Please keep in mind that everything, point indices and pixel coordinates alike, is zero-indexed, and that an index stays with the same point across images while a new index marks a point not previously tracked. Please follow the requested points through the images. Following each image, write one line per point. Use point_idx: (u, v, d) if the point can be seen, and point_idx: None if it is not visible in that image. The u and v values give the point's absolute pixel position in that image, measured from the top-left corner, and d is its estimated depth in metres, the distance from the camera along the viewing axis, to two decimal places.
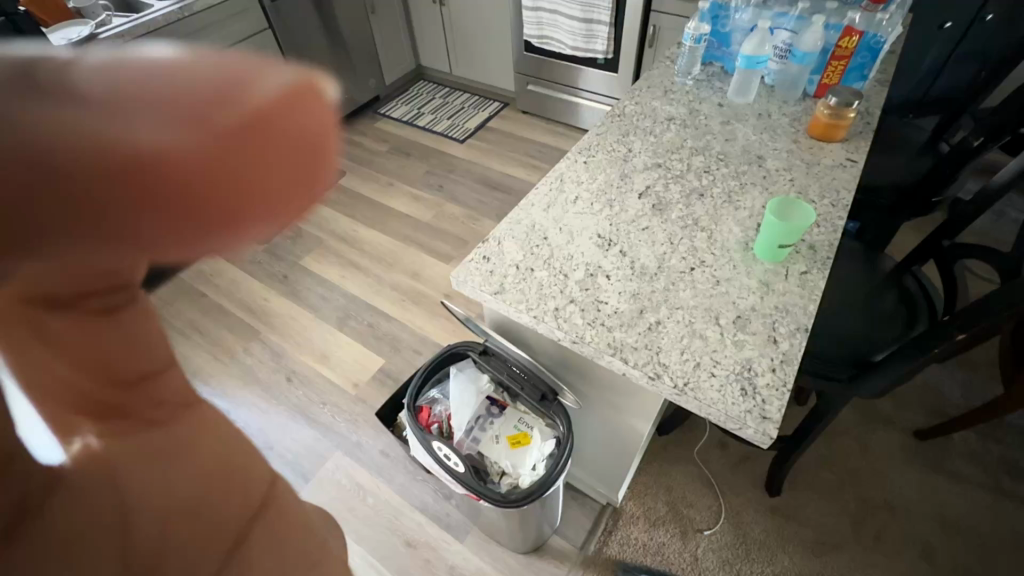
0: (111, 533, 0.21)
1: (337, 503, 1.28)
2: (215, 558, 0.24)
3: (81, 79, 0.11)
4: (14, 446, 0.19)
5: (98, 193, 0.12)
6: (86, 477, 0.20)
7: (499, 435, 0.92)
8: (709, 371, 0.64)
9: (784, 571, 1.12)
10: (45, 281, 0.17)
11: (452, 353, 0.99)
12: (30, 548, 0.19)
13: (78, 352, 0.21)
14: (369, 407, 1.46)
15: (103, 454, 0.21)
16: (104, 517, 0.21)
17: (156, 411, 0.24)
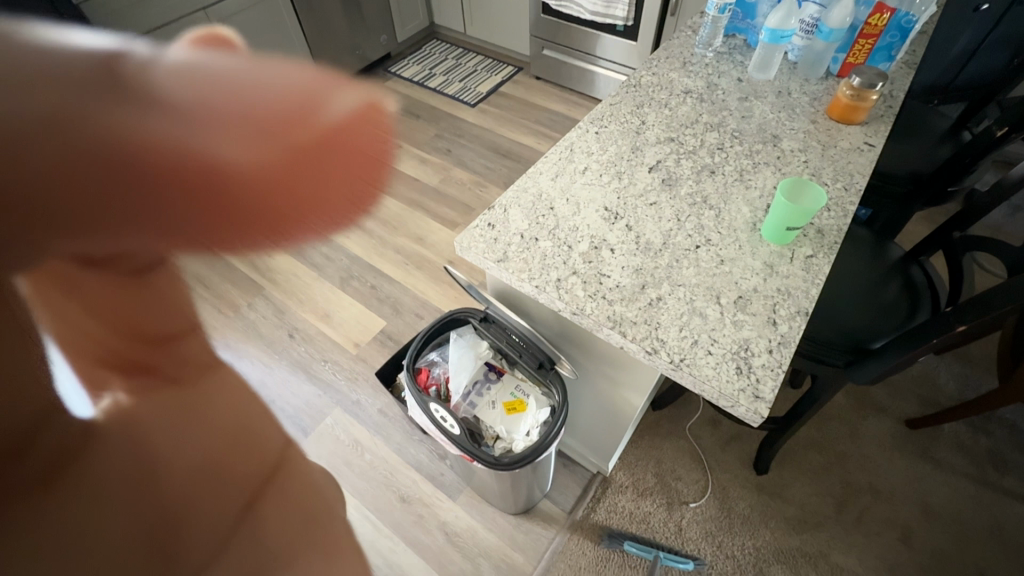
0: (138, 485, 0.23)
1: (335, 457, 1.32)
2: (230, 515, 0.25)
3: None
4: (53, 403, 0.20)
5: None
6: (113, 429, 0.22)
7: (495, 401, 0.93)
8: (706, 349, 0.64)
9: (765, 545, 1.16)
10: None
11: (453, 319, 1.01)
12: (67, 504, 0.19)
13: (111, 310, 0.22)
14: (370, 367, 1.49)
15: (131, 409, 0.23)
16: (132, 471, 0.23)
17: (180, 370, 0.25)
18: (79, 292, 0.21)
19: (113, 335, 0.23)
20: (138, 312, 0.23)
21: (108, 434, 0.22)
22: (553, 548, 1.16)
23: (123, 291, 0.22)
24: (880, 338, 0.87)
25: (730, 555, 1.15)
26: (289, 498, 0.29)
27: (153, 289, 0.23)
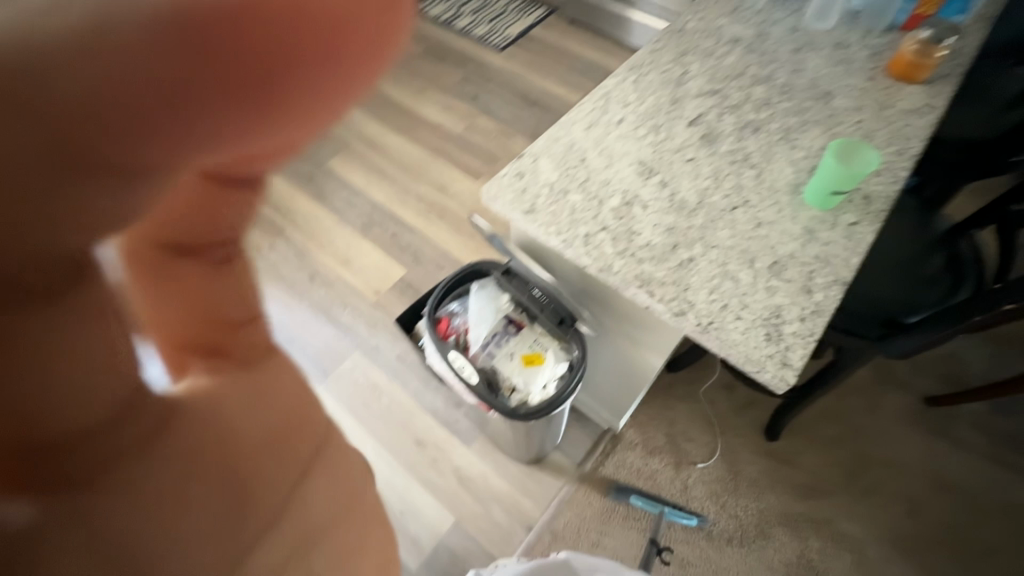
0: (209, 493, 0.16)
1: (354, 399, 1.37)
2: (288, 483, 0.18)
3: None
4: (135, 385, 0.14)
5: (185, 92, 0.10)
6: (195, 405, 0.15)
7: (514, 353, 0.94)
8: (736, 314, 0.63)
9: (770, 508, 1.18)
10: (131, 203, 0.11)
11: (476, 269, 1.00)
12: (131, 497, 0.14)
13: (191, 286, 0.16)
14: (389, 313, 1.51)
15: (210, 389, 0.16)
16: (199, 458, 0.15)
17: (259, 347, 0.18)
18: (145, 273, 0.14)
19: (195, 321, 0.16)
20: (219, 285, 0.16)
21: (185, 410, 0.15)
22: (561, 497, 1.20)
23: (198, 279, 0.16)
24: (914, 312, 0.84)
25: (733, 514, 1.18)
26: (341, 493, 0.20)
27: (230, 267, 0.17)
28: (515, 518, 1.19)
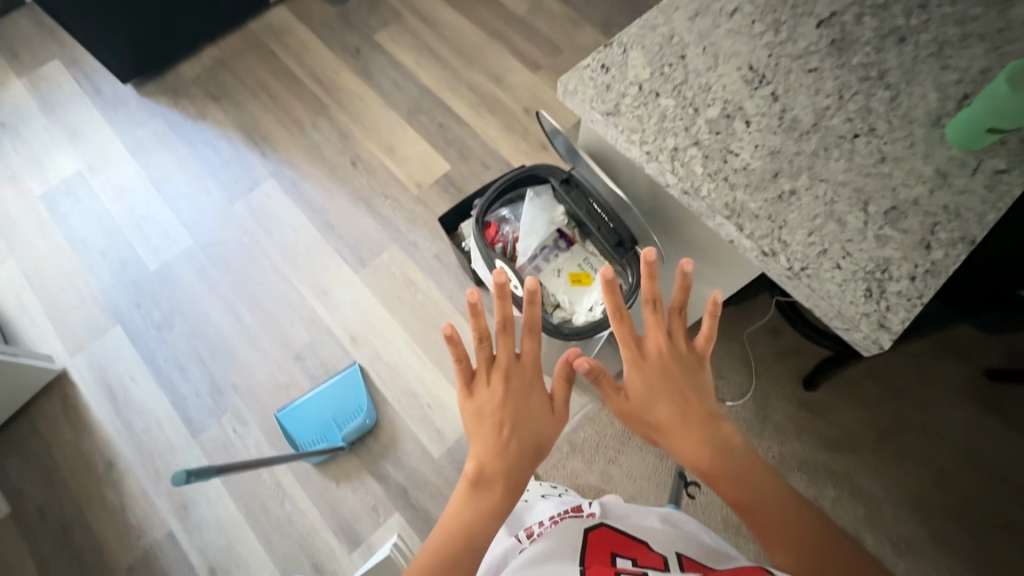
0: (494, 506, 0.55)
1: (389, 293, 1.38)
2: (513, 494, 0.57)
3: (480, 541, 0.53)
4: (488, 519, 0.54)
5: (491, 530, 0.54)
6: (493, 511, 0.55)
7: (561, 270, 0.90)
8: (835, 262, 0.54)
9: (791, 453, 1.19)
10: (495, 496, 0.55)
11: (533, 173, 0.92)
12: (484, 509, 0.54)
13: (507, 484, 0.56)
14: (430, 211, 1.46)
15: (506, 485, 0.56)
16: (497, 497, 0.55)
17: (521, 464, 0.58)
18: (504, 483, 0.56)
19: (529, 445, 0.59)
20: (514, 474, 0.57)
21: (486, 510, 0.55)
22: (584, 413, 1.23)
23: (509, 484, 0.56)
24: None
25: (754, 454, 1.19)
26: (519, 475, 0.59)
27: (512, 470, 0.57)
28: None
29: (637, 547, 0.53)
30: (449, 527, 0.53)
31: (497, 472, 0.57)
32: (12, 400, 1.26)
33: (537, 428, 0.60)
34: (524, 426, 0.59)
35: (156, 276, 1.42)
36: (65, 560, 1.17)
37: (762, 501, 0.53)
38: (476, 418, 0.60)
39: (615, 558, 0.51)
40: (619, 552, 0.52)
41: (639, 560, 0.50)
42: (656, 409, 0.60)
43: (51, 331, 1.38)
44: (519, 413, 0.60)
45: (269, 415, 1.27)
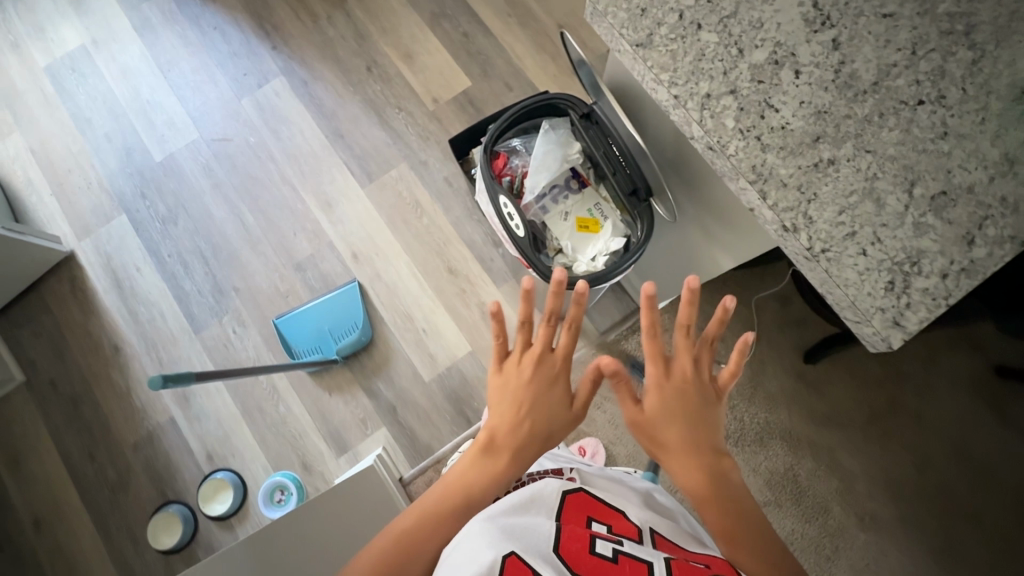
0: (490, 475, 0.54)
1: (394, 213, 1.34)
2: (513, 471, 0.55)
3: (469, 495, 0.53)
4: (480, 483, 0.53)
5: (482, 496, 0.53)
6: (487, 479, 0.54)
7: (569, 214, 0.85)
8: (861, 248, 0.49)
9: (777, 421, 1.20)
10: (494, 464, 0.54)
11: (552, 101, 0.83)
12: (480, 475, 0.54)
13: (509, 458, 0.55)
14: (444, 130, 1.38)
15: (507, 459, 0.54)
16: (496, 467, 0.54)
17: (528, 446, 0.55)
18: (506, 455, 0.55)
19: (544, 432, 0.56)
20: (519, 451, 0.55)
21: (481, 477, 0.54)
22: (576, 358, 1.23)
23: (512, 458, 0.55)
24: None
25: (738, 417, 1.20)
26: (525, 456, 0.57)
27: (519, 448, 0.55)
28: None
29: (614, 513, 0.55)
30: (444, 491, 0.53)
31: (506, 447, 0.55)
32: (24, 276, 1.30)
33: (555, 417, 0.57)
34: (542, 411, 0.57)
35: (161, 168, 1.39)
36: (77, 430, 1.26)
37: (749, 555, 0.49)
38: (499, 394, 0.58)
39: (592, 522, 0.52)
40: (596, 517, 0.53)
41: (614, 529, 0.52)
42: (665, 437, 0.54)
43: (60, 213, 1.38)
44: (538, 400, 0.57)
45: (268, 321, 1.29)
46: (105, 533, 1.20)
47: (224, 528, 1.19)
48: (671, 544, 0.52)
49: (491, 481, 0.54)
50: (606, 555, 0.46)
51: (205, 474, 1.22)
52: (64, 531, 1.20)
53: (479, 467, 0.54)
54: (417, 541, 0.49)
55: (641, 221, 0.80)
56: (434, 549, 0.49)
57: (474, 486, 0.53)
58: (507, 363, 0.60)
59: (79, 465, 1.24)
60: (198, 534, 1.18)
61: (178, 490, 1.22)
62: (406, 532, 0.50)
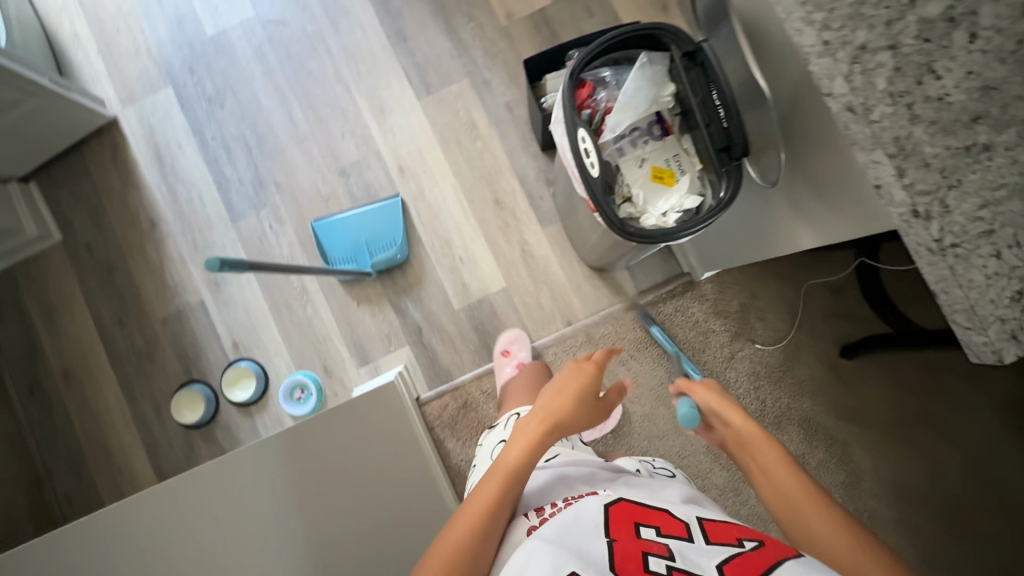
0: (529, 449, 0.63)
1: (447, 132, 1.28)
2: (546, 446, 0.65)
3: (510, 471, 0.62)
4: (519, 453, 0.63)
5: (521, 470, 0.62)
6: (525, 450, 0.63)
7: (645, 161, 0.81)
8: (996, 249, 0.44)
9: (798, 409, 1.19)
10: (531, 437, 0.65)
11: (655, 30, 0.74)
12: (518, 445, 0.64)
13: (542, 433, 0.66)
14: (513, 49, 1.29)
15: (541, 433, 0.65)
16: (533, 441, 0.64)
17: (559, 428, 0.67)
18: (541, 429, 0.66)
19: (570, 420, 0.68)
20: (550, 429, 0.66)
21: (520, 447, 0.64)
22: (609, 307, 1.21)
23: (544, 435, 0.66)
24: None
25: (760, 399, 1.20)
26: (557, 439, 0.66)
27: (552, 428, 0.66)
28: (559, 308, 1.24)
29: (658, 515, 0.57)
30: (499, 471, 0.62)
31: (539, 425, 0.66)
32: (64, 133, 1.26)
33: (580, 407, 0.69)
34: (573, 405, 0.69)
35: (212, 43, 1.31)
36: (109, 296, 1.27)
37: (816, 511, 0.52)
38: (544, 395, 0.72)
39: (639, 528, 0.55)
40: (643, 521, 0.56)
41: (662, 531, 0.54)
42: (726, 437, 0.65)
43: (104, 74, 1.32)
44: (573, 391, 0.70)
45: (305, 222, 1.27)
46: (130, 399, 1.25)
47: (243, 415, 1.23)
48: (720, 530, 0.54)
49: (527, 452, 0.63)
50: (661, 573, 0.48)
51: (229, 361, 1.25)
52: (91, 389, 1.25)
53: (519, 444, 0.64)
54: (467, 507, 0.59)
55: (722, 181, 0.74)
56: (481, 507, 0.58)
57: (511, 462, 0.62)
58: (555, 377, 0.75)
59: (108, 330, 1.26)
60: (218, 415, 1.23)
61: (202, 371, 1.25)
62: (471, 506, 0.59)
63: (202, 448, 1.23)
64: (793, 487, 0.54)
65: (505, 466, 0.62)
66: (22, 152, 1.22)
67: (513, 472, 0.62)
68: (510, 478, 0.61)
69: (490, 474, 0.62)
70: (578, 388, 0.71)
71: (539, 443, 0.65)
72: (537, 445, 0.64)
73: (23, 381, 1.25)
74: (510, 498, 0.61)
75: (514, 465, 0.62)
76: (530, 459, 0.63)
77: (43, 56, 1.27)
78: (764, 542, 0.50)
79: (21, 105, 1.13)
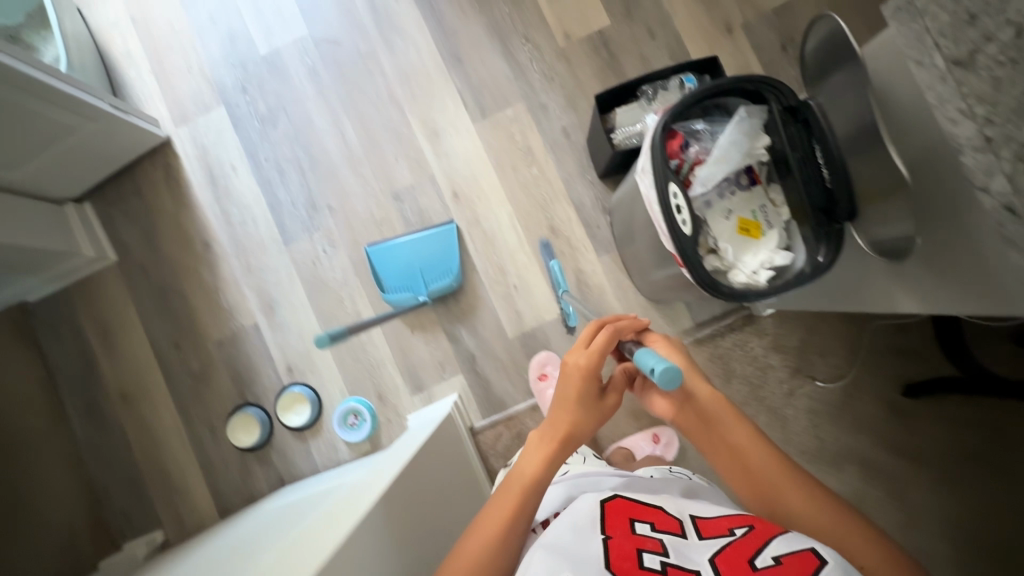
0: (542, 463, 0.70)
1: (502, 157, 1.26)
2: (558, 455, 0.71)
3: (524, 485, 0.69)
4: (531, 468, 0.69)
5: (536, 482, 0.69)
6: (538, 464, 0.70)
7: (732, 213, 0.79)
8: None
9: (857, 447, 1.17)
10: (543, 450, 0.71)
11: (759, 83, 0.71)
12: (531, 460, 0.70)
13: (553, 443, 0.71)
14: (571, 72, 1.26)
15: (552, 443, 0.71)
16: (545, 455, 0.70)
17: (567, 434, 0.71)
18: (550, 441, 0.71)
19: (578, 422, 0.72)
20: (559, 437, 0.71)
21: (532, 462, 0.70)
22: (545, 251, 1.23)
23: (554, 445, 0.71)
24: None
25: (818, 436, 1.18)
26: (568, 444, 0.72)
27: (561, 436, 0.71)
28: None
29: (653, 512, 0.63)
30: (517, 477, 0.69)
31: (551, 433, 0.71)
32: (118, 155, 1.25)
33: (582, 405, 0.72)
34: (575, 405, 0.72)
35: (265, 63, 1.30)
36: (164, 318, 1.28)
37: (787, 482, 0.67)
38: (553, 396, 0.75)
39: (636, 524, 0.61)
40: (638, 517, 0.62)
41: (657, 527, 0.61)
42: (686, 412, 0.76)
43: (156, 93, 1.31)
44: (576, 392, 0.72)
45: (359, 247, 1.26)
46: (186, 419, 1.26)
47: (298, 439, 1.24)
48: (712, 523, 0.61)
49: (539, 466, 0.69)
50: (656, 568, 0.54)
51: (283, 385, 1.25)
52: (146, 410, 1.26)
53: (532, 458, 0.70)
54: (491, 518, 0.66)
55: (818, 243, 0.73)
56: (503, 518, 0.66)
57: (524, 477, 0.69)
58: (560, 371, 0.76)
59: (164, 351, 1.27)
60: (272, 438, 1.23)
61: (257, 394, 1.25)
62: (493, 517, 0.66)
63: (257, 470, 1.24)
64: (765, 466, 0.69)
65: (518, 479, 0.69)
66: (76, 174, 1.21)
67: (528, 484, 0.68)
68: (525, 490, 0.68)
69: (509, 481, 0.69)
70: (579, 384, 0.72)
71: (551, 455, 0.70)
72: (548, 457, 0.70)
73: (80, 401, 1.27)
74: (530, 504, 0.68)
75: (528, 477, 0.69)
76: (545, 471, 0.70)
77: (96, 75, 1.26)
78: (753, 527, 0.58)
79: (78, 132, 1.12)
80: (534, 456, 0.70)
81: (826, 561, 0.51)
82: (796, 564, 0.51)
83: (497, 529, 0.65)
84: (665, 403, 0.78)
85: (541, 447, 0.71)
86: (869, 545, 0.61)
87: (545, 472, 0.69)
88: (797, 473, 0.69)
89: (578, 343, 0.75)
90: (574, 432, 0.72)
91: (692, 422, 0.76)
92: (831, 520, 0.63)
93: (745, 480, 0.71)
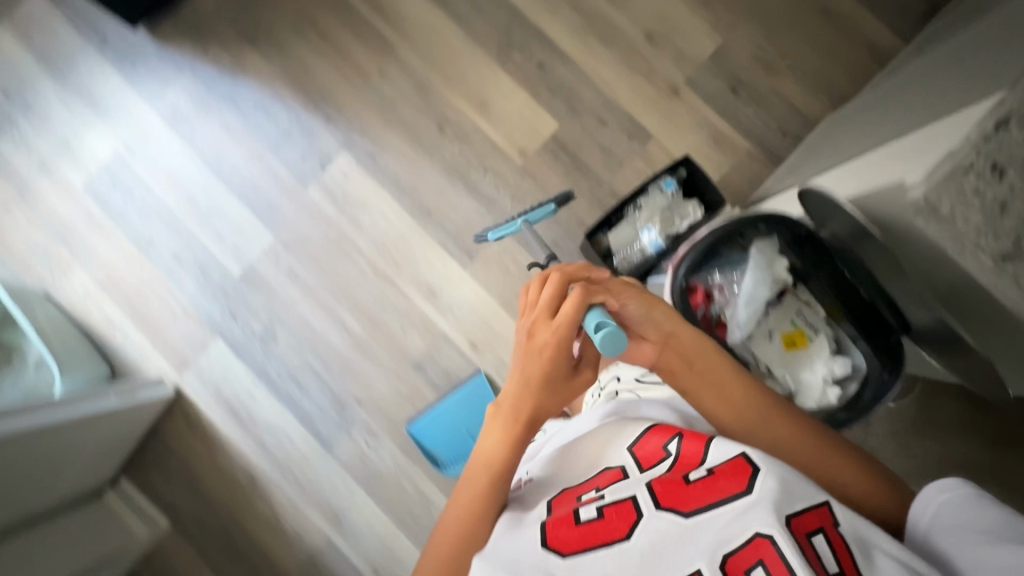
0: (512, 444, 0.67)
1: (505, 291, 1.24)
2: (526, 433, 0.68)
3: (492, 460, 0.66)
4: (503, 451, 0.66)
5: (509, 464, 0.66)
6: (509, 445, 0.67)
7: (773, 331, 0.77)
8: None
9: (952, 453, 1.14)
10: (514, 431, 0.67)
11: (766, 223, 0.72)
12: (499, 438, 0.67)
13: (523, 423, 0.67)
14: (540, 186, 1.24)
15: (522, 421, 0.67)
16: (518, 435, 0.67)
17: (536, 411, 0.68)
18: (518, 418, 0.67)
19: (551, 395, 0.68)
20: (528, 416, 0.68)
21: (502, 445, 0.67)
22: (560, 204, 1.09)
23: (523, 425, 0.67)
24: None
25: (911, 455, 1.15)
26: (536, 421, 0.68)
27: (531, 413, 0.68)
28: None
29: (593, 474, 0.66)
30: (482, 463, 0.67)
31: (519, 412, 0.68)
32: (135, 431, 1.21)
33: (555, 375, 0.67)
34: (548, 378, 0.67)
35: (243, 282, 1.28)
36: (239, 565, 1.25)
37: (775, 415, 0.66)
38: (518, 365, 0.69)
39: (582, 496, 0.63)
40: (582, 491, 0.64)
41: (600, 487, 0.63)
42: (669, 355, 0.71)
43: (150, 348, 1.28)
44: (543, 368, 0.67)
45: (398, 428, 1.24)
46: None
47: None
48: (644, 448, 0.65)
49: (510, 448, 0.66)
50: (597, 522, 0.59)
51: None
52: None
53: (504, 439, 0.67)
54: (469, 506, 0.65)
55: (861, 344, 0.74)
56: (479, 502, 0.65)
57: (496, 461, 0.66)
58: (523, 337, 0.69)
59: None
60: None
61: None
62: (465, 504, 0.65)
63: None
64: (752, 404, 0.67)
65: (489, 460, 0.66)
66: (100, 468, 1.18)
67: (502, 468, 0.66)
68: (499, 471, 0.66)
69: (477, 467, 0.67)
70: (550, 353, 0.67)
71: (521, 436, 0.67)
72: (521, 439, 0.67)
73: None
74: (500, 487, 0.66)
75: (496, 458, 0.66)
76: (517, 453, 0.67)
77: (87, 356, 1.24)
78: (683, 442, 0.64)
79: (92, 443, 1.07)
80: (498, 432, 0.67)
81: (757, 465, 0.57)
82: (729, 476, 0.57)
83: (472, 518, 0.64)
84: (647, 348, 0.71)
85: (511, 426, 0.67)
86: (851, 466, 0.64)
87: (519, 453, 0.67)
88: (780, 403, 0.68)
89: (541, 309, 0.68)
90: (544, 406, 0.68)
91: (675, 363, 0.71)
92: (817, 450, 0.64)
93: (731, 413, 0.68)
